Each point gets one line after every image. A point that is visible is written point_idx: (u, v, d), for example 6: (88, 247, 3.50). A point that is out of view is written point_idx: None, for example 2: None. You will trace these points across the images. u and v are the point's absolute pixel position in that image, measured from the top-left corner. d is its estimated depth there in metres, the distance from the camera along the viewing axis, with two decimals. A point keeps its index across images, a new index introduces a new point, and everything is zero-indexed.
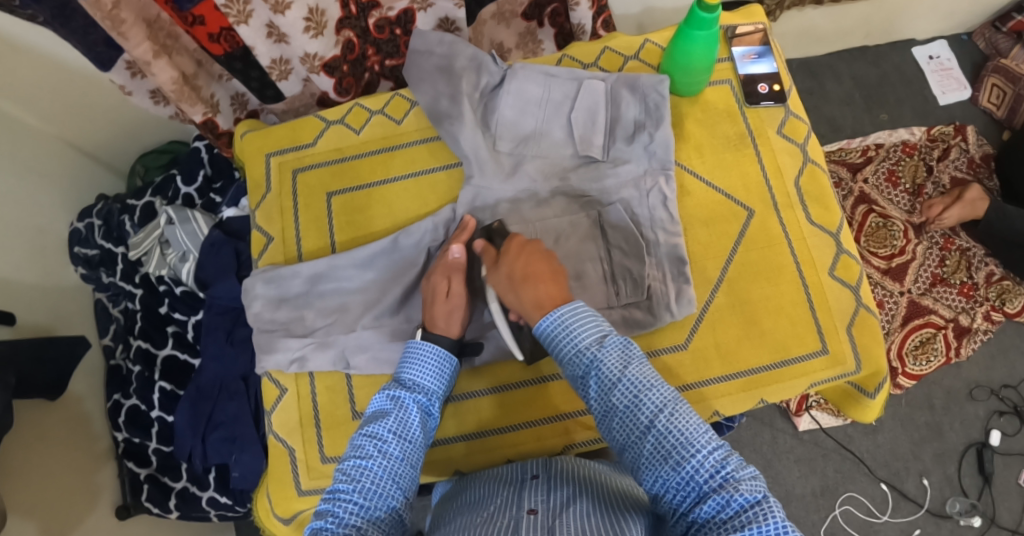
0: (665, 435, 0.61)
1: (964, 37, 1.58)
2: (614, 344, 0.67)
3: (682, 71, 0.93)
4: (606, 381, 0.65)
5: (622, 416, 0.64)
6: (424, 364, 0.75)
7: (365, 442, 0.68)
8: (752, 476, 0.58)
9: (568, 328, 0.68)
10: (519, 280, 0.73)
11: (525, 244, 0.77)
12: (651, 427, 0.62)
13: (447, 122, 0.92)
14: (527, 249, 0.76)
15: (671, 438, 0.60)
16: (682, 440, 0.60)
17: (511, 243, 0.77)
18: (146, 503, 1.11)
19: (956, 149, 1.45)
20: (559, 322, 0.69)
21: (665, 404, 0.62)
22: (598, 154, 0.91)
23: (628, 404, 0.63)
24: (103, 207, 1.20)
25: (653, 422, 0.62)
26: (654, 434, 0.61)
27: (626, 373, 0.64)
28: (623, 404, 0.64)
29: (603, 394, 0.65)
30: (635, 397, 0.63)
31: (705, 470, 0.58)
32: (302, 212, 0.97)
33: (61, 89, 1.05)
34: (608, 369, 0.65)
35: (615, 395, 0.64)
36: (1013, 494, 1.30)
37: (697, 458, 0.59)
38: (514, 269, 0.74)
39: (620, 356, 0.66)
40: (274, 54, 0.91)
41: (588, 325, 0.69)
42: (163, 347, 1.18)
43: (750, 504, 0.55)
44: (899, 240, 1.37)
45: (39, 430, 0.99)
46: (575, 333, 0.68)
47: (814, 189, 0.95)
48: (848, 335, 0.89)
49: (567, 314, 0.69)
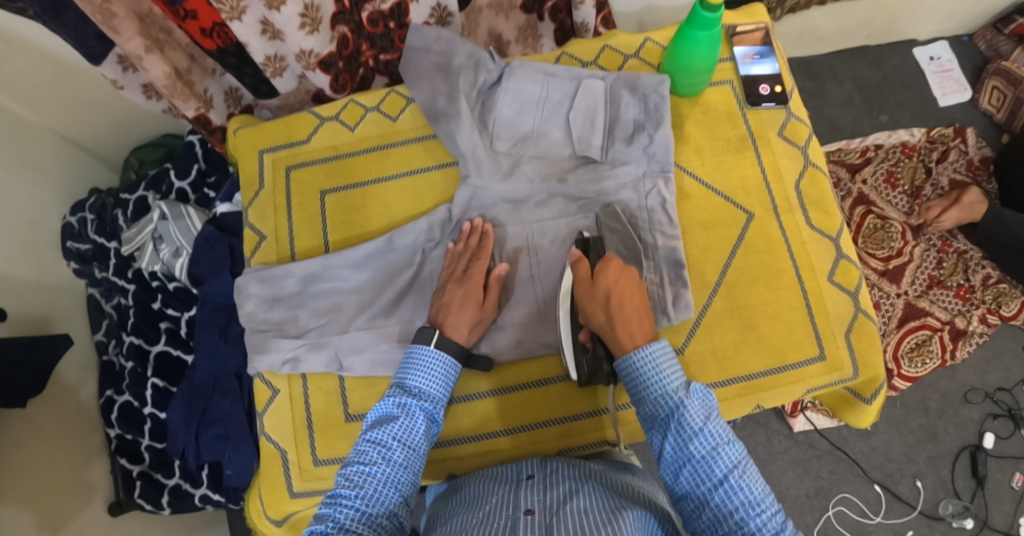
0: (735, 492, 0.62)
1: (965, 39, 1.57)
2: (697, 393, 0.67)
3: (683, 73, 0.92)
4: (686, 430, 0.65)
5: (696, 466, 0.64)
6: (430, 371, 0.74)
7: (369, 448, 0.67)
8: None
9: (658, 367, 0.68)
10: (615, 307, 0.73)
11: (623, 269, 0.76)
12: (724, 482, 0.62)
13: (445, 120, 0.91)
14: (626, 276, 0.75)
15: (740, 496, 0.61)
16: (748, 499, 0.61)
17: (608, 264, 0.76)
18: (139, 500, 1.10)
19: (955, 151, 1.44)
20: (649, 359, 0.68)
21: (737, 462, 0.63)
22: (597, 155, 0.90)
23: (705, 455, 0.63)
24: (97, 201, 1.18)
25: (726, 477, 0.62)
26: (725, 490, 0.62)
27: (708, 425, 0.64)
28: (699, 454, 0.64)
29: (681, 442, 0.65)
30: (711, 449, 0.63)
31: (767, 530, 0.60)
32: (295, 211, 0.96)
33: (56, 83, 1.03)
34: (691, 417, 0.65)
35: (694, 444, 0.64)
36: (1007, 497, 1.30)
37: (760, 518, 0.60)
38: (611, 289, 0.74)
39: (702, 406, 0.66)
40: (268, 51, 0.89)
41: (675, 368, 0.69)
42: (156, 343, 1.16)
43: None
44: (896, 242, 1.37)
45: (33, 428, 0.98)
46: (664, 375, 0.68)
47: (814, 193, 0.94)
48: (846, 341, 0.88)
49: (657, 352, 0.69)
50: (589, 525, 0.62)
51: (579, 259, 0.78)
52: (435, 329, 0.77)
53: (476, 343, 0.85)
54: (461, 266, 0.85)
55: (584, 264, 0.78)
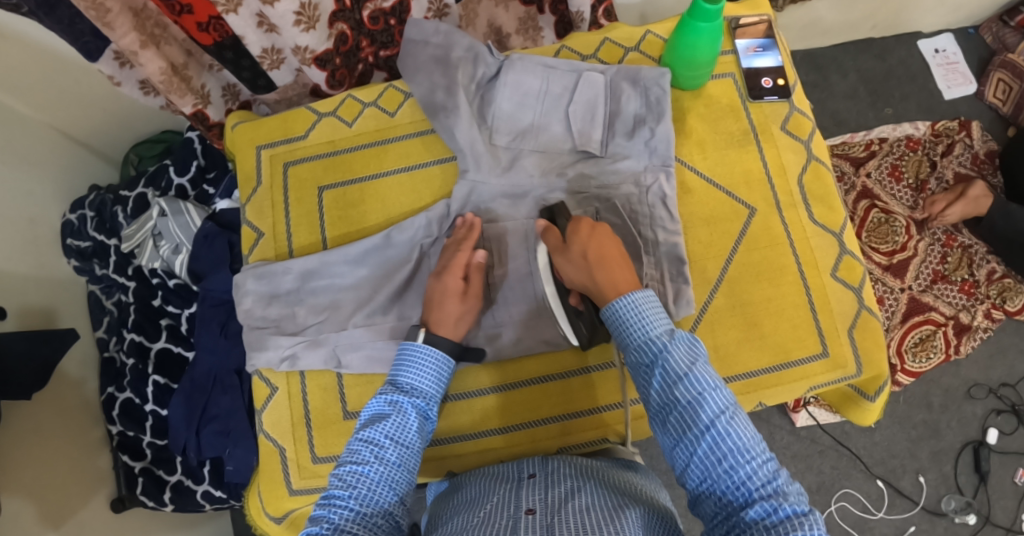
0: (723, 437, 0.60)
1: (971, 31, 1.55)
2: (682, 339, 0.66)
3: (686, 65, 0.90)
4: (671, 375, 0.64)
5: (681, 410, 0.62)
6: (421, 367, 0.74)
7: (361, 447, 0.66)
8: (799, 492, 0.58)
9: (642, 314, 0.68)
10: (594, 263, 0.71)
11: (594, 227, 0.75)
12: (711, 427, 0.61)
13: (443, 114, 0.90)
14: (598, 232, 0.74)
15: (728, 442, 0.60)
16: (737, 445, 0.59)
17: (579, 224, 0.75)
18: (141, 496, 1.09)
19: (960, 144, 1.42)
20: (633, 307, 0.68)
21: (725, 408, 0.61)
22: (597, 150, 0.89)
23: (690, 400, 0.62)
24: (96, 198, 1.17)
25: (713, 422, 0.61)
26: (712, 435, 0.60)
27: (693, 369, 0.63)
28: (685, 398, 0.63)
29: (667, 387, 0.64)
30: (697, 395, 0.62)
31: (758, 478, 0.58)
32: (292, 207, 0.95)
33: (53, 80, 1.02)
34: (675, 362, 0.64)
35: (679, 389, 0.63)
36: (1009, 493, 1.30)
37: (750, 465, 0.58)
38: (588, 250, 0.72)
39: (688, 352, 0.65)
40: (264, 43, 0.88)
41: (661, 317, 0.68)
42: (157, 340, 1.16)
43: (800, 517, 0.54)
44: (900, 236, 1.35)
45: (33, 426, 0.97)
46: (648, 321, 0.68)
47: (817, 188, 0.93)
48: (849, 338, 0.87)
49: (641, 300, 0.69)
50: (590, 523, 0.61)
51: (548, 227, 0.78)
52: (431, 325, 0.77)
53: (468, 335, 0.83)
54: (456, 257, 0.82)
55: (555, 232, 0.77)
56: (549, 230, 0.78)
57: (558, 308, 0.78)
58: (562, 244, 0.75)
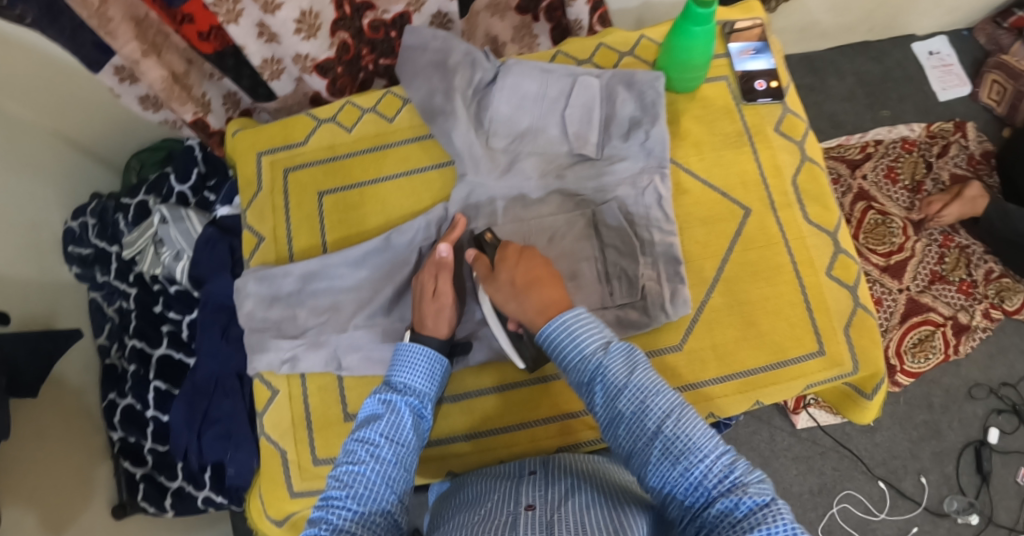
0: (672, 441, 0.61)
1: (965, 33, 1.56)
2: (618, 350, 0.67)
3: (680, 68, 0.91)
4: (611, 387, 0.65)
5: (629, 422, 0.63)
6: (415, 366, 0.75)
7: (357, 447, 0.67)
8: (759, 480, 0.58)
9: (573, 333, 0.68)
10: (521, 289, 0.74)
11: (521, 252, 0.77)
12: (659, 433, 0.61)
13: (441, 118, 0.91)
14: (525, 256, 0.76)
15: (677, 444, 0.60)
16: (689, 445, 0.60)
17: (506, 251, 0.78)
18: (141, 502, 1.10)
19: (956, 145, 1.44)
20: (563, 328, 0.69)
21: (670, 411, 0.62)
22: (593, 152, 0.90)
23: (634, 410, 0.63)
24: (97, 205, 1.19)
25: (660, 428, 0.61)
26: (661, 441, 0.61)
27: (632, 378, 0.64)
28: (629, 410, 0.64)
29: (609, 400, 0.65)
30: (641, 402, 0.63)
31: (714, 475, 0.58)
32: (293, 211, 0.96)
33: (55, 88, 1.03)
34: (613, 375, 0.65)
35: (621, 401, 0.64)
36: (1011, 492, 1.30)
37: (704, 463, 0.59)
38: (515, 276, 0.75)
39: (624, 362, 0.66)
40: (265, 54, 0.89)
41: (592, 331, 0.69)
42: (158, 346, 1.16)
43: (763, 506, 0.55)
44: (898, 237, 1.36)
45: (34, 431, 0.98)
46: (580, 339, 0.68)
47: (812, 188, 0.94)
48: (846, 336, 0.88)
49: (571, 319, 0.69)
50: (592, 524, 0.61)
51: (477, 255, 0.80)
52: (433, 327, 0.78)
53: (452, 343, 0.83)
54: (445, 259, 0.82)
55: (483, 259, 0.79)
56: (479, 258, 0.80)
57: (500, 333, 0.81)
58: (491, 271, 0.78)
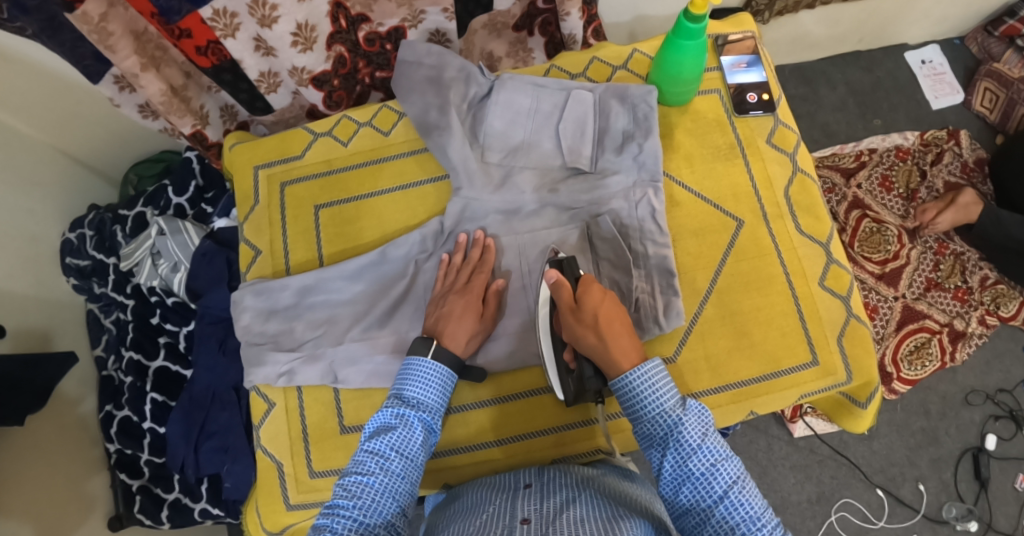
0: (736, 508, 0.64)
1: (957, 42, 1.58)
2: (693, 409, 0.69)
3: (671, 81, 0.92)
4: (685, 448, 0.66)
5: (697, 483, 0.65)
6: (427, 381, 0.76)
7: (366, 458, 0.68)
8: None
9: (655, 386, 0.70)
10: (603, 327, 0.73)
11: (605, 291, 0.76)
12: (724, 499, 0.64)
13: (436, 133, 0.92)
14: (609, 297, 0.76)
15: (741, 512, 0.63)
16: (749, 514, 0.63)
17: (591, 288, 0.76)
18: (138, 515, 1.09)
19: (950, 153, 1.45)
20: (646, 378, 0.70)
21: (736, 478, 0.65)
22: (586, 165, 0.91)
23: (705, 471, 0.65)
24: (95, 217, 1.19)
25: (727, 493, 0.64)
26: (726, 506, 0.64)
27: (706, 441, 0.66)
28: (699, 470, 0.65)
29: (681, 459, 0.66)
30: (711, 465, 0.65)
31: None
32: (290, 224, 0.97)
33: (53, 100, 1.04)
34: (690, 434, 0.67)
35: (693, 461, 0.66)
36: (1010, 499, 1.30)
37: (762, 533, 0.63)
38: (598, 311, 0.74)
39: (699, 423, 0.68)
40: (262, 67, 0.91)
41: (670, 387, 0.70)
42: (155, 358, 1.16)
43: None
44: (893, 245, 1.37)
45: (32, 444, 0.99)
46: (660, 393, 0.69)
47: (804, 199, 0.95)
48: (839, 345, 0.88)
49: (652, 371, 0.70)
50: (588, 532, 0.62)
51: (559, 281, 0.77)
52: (433, 339, 0.79)
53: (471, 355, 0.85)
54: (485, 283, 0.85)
55: (566, 288, 0.77)
56: (560, 285, 0.77)
57: (550, 359, 0.81)
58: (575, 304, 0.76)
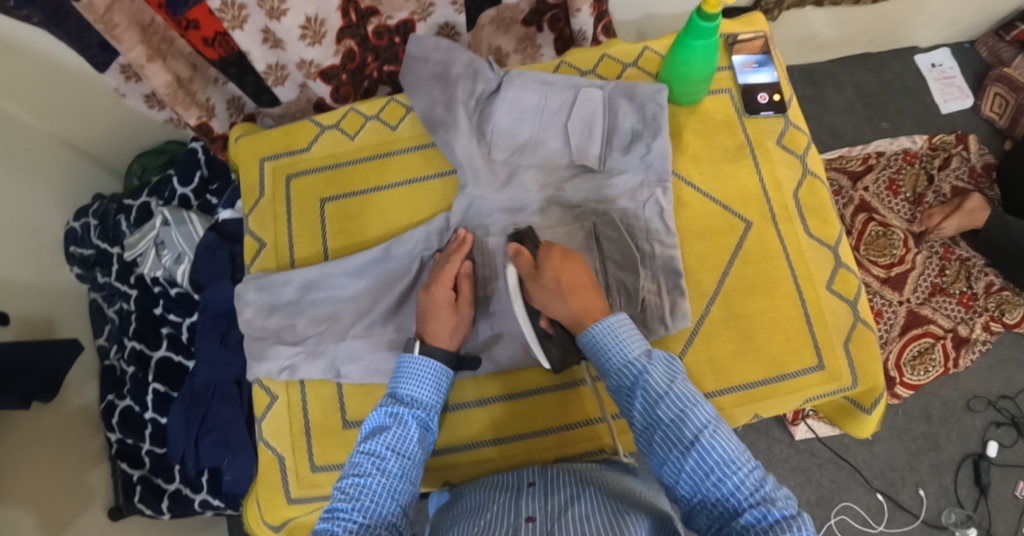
0: (708, 452, 0.62)
1: (967, 46, 1.56)
2: (659, 359, 0.69)
3: (681, 81, 0.92)
4: (652, 395, 0.67)
5: (667, 430, 0.65)
6: (421, 378, 0.76)
7: (364, 460, 0.68)
8: (786, 495, 0.60)
9: (618, 337, 0.70)
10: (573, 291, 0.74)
11: (566, 254, 0.77)
12: (696, 443, 0.63)
13: (442, 129, 0.91)
14: (569, 259, 0.77)
15: (714, 455, 0.62)
16: (723, 457, 0.62)
17: (551, 252, 0.77)
18: (138, 505, 1.10)
19: (958, 158, 1.44)
20: (608, 331, 0.70)
21: (708, 422, 0.64)
22: (594, 164, 0.90)
23: (674, 418, 0.65)
24: (99, 207, 1.18)
25: (698, 438, 0.63)
26: (698, 451, 0.62)
27: (673, 387, 0.66)
28: (668, 417, 0.65)
29: (649, 408, 0.67)
30: (680, 411, 0.65)
31: (746, 487, 0.60)
32: (294, 219, 0.96)
33: (58, 90, 1.03)
34: (656, 382, 0.67)
35: (662, 408, 0.65)
36: (1010, 506, 1.29)
37: (738, 475, 0.61)
38: (560, 276, 0.75)
39: (666, 372, 0.68)
40: (269, 60, 0.90)
41: (635, 338, 0.71)
42: (158, 348, 1.16)
43: (789, 519, 0.57)
44: (899, 249, 1.36)
45: (35, 434, 0.98)
46: (624, 344, 0.70)
47: (813, 202, 0.94)
48: (845, 350, 0.88)
49: (615, 324, 0.71)
50: (593, 530, 0.61)
51: (519, 251, 0.79)
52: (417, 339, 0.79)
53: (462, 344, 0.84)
54: (455, 269, 0.84)
55: (526, 255, 0.78)
56: (520, 253, 0.79)
57: (529, 330, 0.79)
58: (535, 270, 0.77)
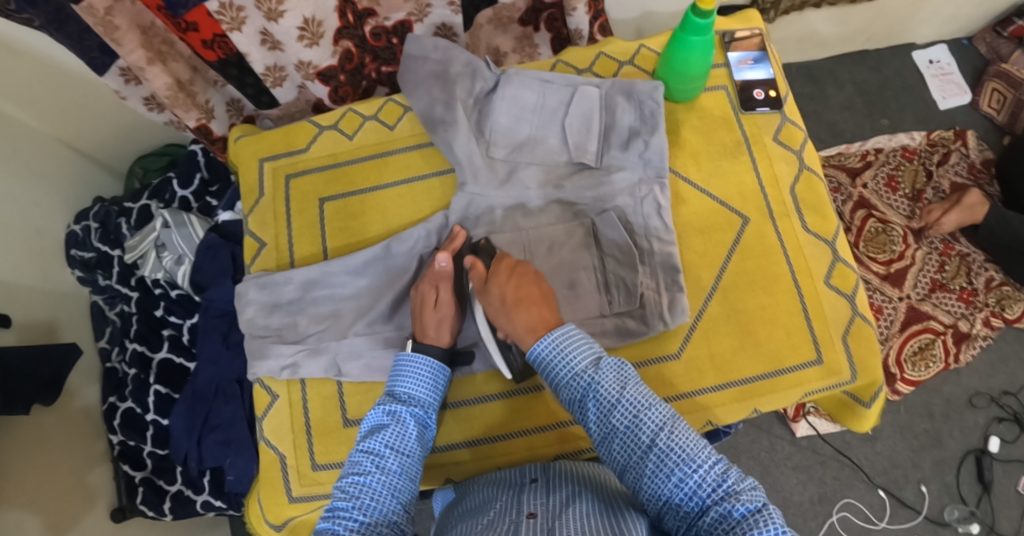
0: (666, 454, 0.62)
1: (965, 42, 1.57)
2: (608, 366, 0.69)
3: (679, 78, 0.92)
4: (604, 404, 0.67)
5: (623, 437, 0.65)
6: (417, 375, 0.76)
7: (363, 458, 0.68)
8: (752, 486, 0.60)
9: (564, 351, 0.70)
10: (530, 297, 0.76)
11: (514, 267, 0.79)
12: (653, 446, 0.63)
13: (442, 128, 0.91)
14: (517, 273, 0.78)
15: (672, 455, 0.62)
16: (683, 456, 0.61)
17: (500, 265, 0.79)
18: (141, 506, 1.10)
19: (956, 154, 1.44)
20: (553, 346, 0.71)
21: (663, 423, 0.64)
22: (592, 161, 0.91)
23: (628, 425, 0.65)
24: (100, 210, 1.19)
25: (654, 441, 0.63)
26: (656, 454, 0.63)
27: (624, 393, 0.66)
28: (623, 424, 0.65)
29: (603, 417, 0.67)
30: (633, 417, 0.65)
31: (708, 484, 0.60)
32: (294, 218, 0.97)
33: (57, 93, 1.04)
34: (606, 391, 0.67)
35: (615, 416, 0.66)
36: (1013, 502, 1.29)
37: (699, 473, 0.60)
38: (505, 292, 0.77)
39: (616, 378, 0.68)
40: (268, 61, 0.91)
41: (582, 348, 0.71)
42: (159, 350, 1.17)
43: (754, 512, 0.57)
44: (898, 246, 1.37)
45: (37, 435, 0.99)
46: (571, 357, 0.70)
47: (810, 197, 0.94)
48: (844, 344, 0.88)
49: (561, 336, 0.71)
50: (591, 528, 0.62)
51: (473, 264, 0.82)
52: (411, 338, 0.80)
53: (457, 340, 0.86)
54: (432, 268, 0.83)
55: (480, 265, 0.81)
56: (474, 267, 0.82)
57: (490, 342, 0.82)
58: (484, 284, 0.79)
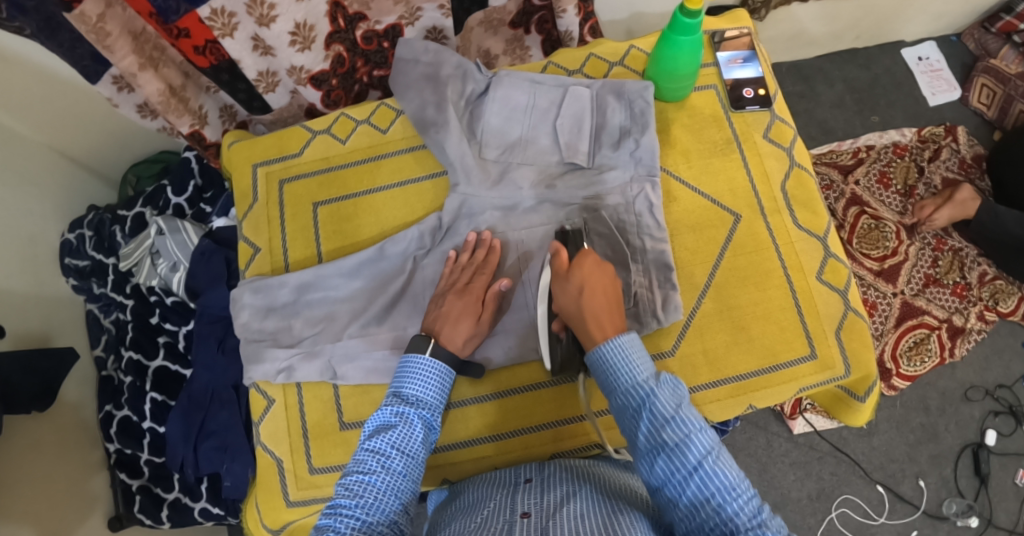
0: (711, 478, 0.62)
1: (953, 38, 1.58)
2: (668, 383, 0.69)
3: (668, 78, 0.93)
4: (659, 418, 0.66)
5: (670, 454, 0.64)
6: (426, 379, 0.76)
7: (368, 457, 0.68)
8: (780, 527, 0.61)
9: (629, 358, 0.70)
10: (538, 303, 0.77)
11: (600, 264, 0.77)
12: (699, 468, 0.62)
13: (433, 129, 0.92)
14: (600, 269, 0.77)
15: (716, 481, 0.62)
16: (725, 484, 0.62)
17: (584, 259, 0.77)
18: (138, 514, 1.10)
19: (947, 149, 1.45)
20: (620, 351, 0.70)
21: (711, 449, 0.64)
22: (584, 161, 0.91)
23: (679, 442, 0.64)
24: (94, 218, 1.20)
25: (701, 463, 0.63)
26: (700, 475, 0.62)
27: (679, 412, 0.66)
28: (673, 441, 0.64)
29: (654, 430, 0.66)
30: (684, 436, 0.64)
31: (744, 515, 0.60)
32: (288, 222, 0.97)
33: (51, 101, 1.04)
34: (663, 405, 0.66)
35: (667, 431, 0.65)
36: (1010, 494, 1.30)
37: (737, 502, 0.61)
38: (584, 283, 0.75)
39: (672, 395, 0.68)
40: (260, 67, 0.91)
41: (645, 360, 0.71)
42: (154, 357, 1.16)
43: None
44: (891, 242, 1.36)
45: (32, 443, 0.98)
46: (634, 365, 0.70)
47: (802, 194, 0.95)
48: (837, 339, 0.89)
49: (627, 344, 0.71)
50: (588, 527, 0.62)
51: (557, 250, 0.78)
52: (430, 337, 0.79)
53: (472, 350, 0.85)
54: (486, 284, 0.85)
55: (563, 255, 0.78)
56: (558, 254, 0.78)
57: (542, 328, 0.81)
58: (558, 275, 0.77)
